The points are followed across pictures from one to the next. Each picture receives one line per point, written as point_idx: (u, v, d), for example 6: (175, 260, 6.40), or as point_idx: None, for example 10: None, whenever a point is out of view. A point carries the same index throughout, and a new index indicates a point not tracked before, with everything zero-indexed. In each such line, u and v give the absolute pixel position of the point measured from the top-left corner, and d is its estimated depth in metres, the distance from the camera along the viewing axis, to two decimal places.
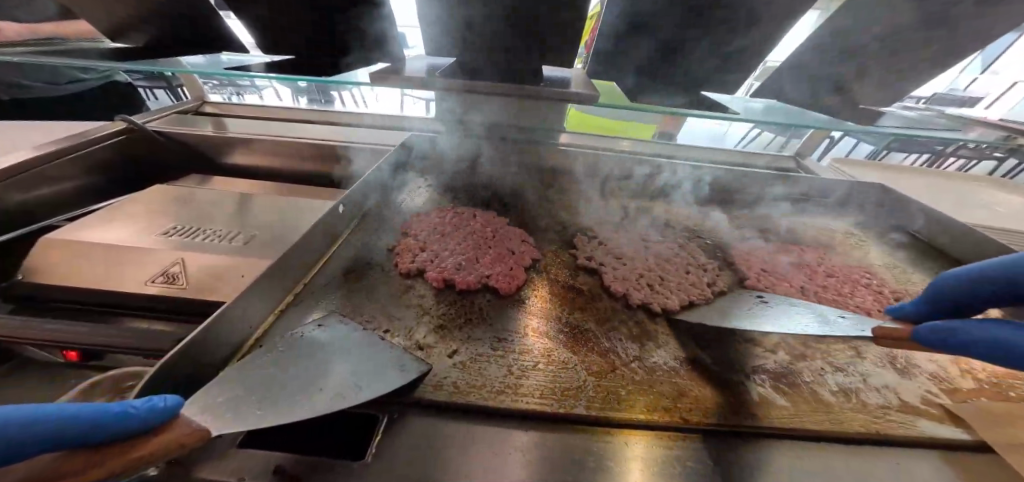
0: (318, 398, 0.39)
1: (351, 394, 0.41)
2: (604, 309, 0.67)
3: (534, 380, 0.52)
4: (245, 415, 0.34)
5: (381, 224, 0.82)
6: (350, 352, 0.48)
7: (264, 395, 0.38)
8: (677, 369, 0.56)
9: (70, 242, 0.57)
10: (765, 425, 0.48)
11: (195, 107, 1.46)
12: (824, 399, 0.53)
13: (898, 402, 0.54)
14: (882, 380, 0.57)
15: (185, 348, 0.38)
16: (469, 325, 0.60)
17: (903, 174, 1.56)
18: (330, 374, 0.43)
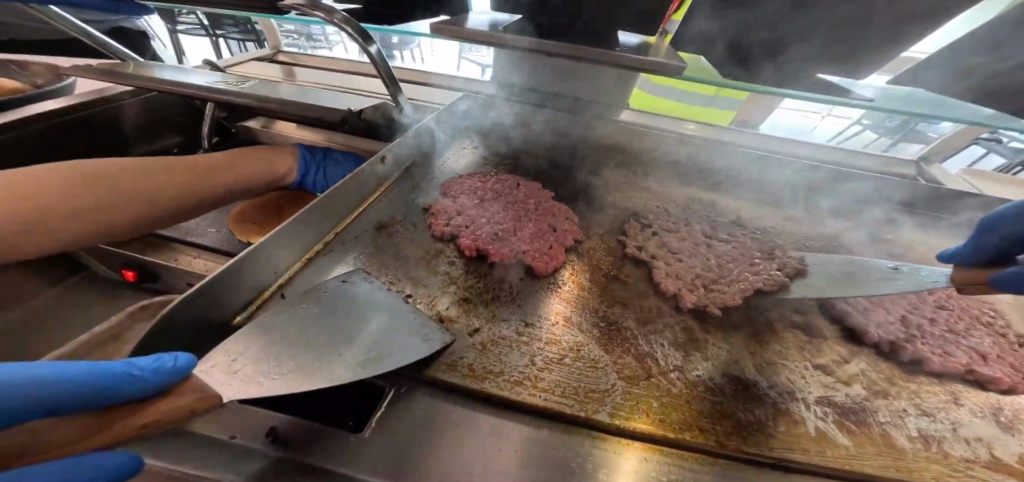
0: (332, 364, 0.38)
1: (368, 365, 0.39)
2: (648, 308, 0.60)
3: (557, 375, 0.48)
4: (255, 377, 0.34)
5: (421, 182, 0.79)
6: (369, 316, 0.46)
7: (278, 353, 0.37)
8: (722, 388, 0.49)
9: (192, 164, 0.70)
10: (823, 470, 0.40)
11: (270, 56, 1.56)
12: (897, 445, 0.43)
13: (993, 463, 0.42)
14: (976, 432, 0.45)
15: (200, 290, 0.39)
16: (495, 300, 0.57)
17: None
18: (346, 338, 0.42)
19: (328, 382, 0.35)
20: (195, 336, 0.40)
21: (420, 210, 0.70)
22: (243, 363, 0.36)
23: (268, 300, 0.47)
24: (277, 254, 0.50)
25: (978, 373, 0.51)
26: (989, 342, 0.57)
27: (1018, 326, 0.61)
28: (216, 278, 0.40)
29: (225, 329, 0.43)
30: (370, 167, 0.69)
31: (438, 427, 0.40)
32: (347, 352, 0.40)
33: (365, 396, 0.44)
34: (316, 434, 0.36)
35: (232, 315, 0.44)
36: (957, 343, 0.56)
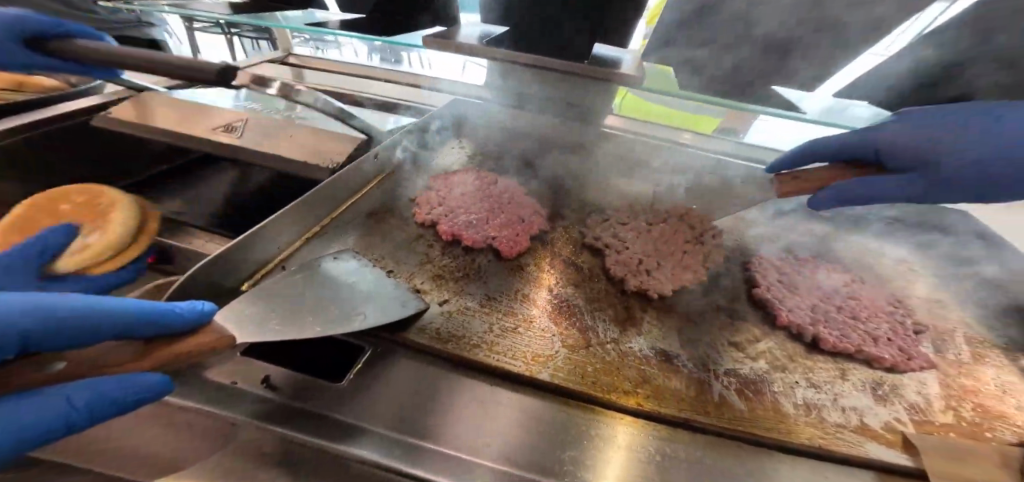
0: (321, 322, 0.48)
1: (350, 324, 0.49)
2: (598, 291, 0.70)
3: (510, 342, 0.58)
4: (263, 327, 0.44)
5: (410, 177, 0.89)
6: (355, 289, 0.56)
7: (281, 312, 0.47)
8: (648, 358, 0.59)
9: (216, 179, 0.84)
10: (717, 426, 0.49)
11: (283, 58, 1.69)
12: (782, 409, 0.52)
13: (856, 424, 0.50)
14: (851, 402, 0.53)
15: (220, 258, 0.49)
16: (465, 279, 0.66)
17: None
18: (334, 304, 0.52)
19: (318, 334, 0.45)
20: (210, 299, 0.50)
21: (407, 200, 0.80)
22: (252, 320, 0.45)
23: (269, 272, 0.57)
24: (279, 233, 0.60)
25: (866, 353, 0.60)
26: (887, 329, 0.65)
27: (918, 318, 0.69)
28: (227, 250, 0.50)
29: (232, 293, 0.52)
30: (364, 164, 0.79)
31: (403, 381, 0.49)
32: (337, 317, 0.49)
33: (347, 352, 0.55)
34: (302, 384, 0.46)
35: (239, 282, 0.53)
36: (858, 330, 0.64)
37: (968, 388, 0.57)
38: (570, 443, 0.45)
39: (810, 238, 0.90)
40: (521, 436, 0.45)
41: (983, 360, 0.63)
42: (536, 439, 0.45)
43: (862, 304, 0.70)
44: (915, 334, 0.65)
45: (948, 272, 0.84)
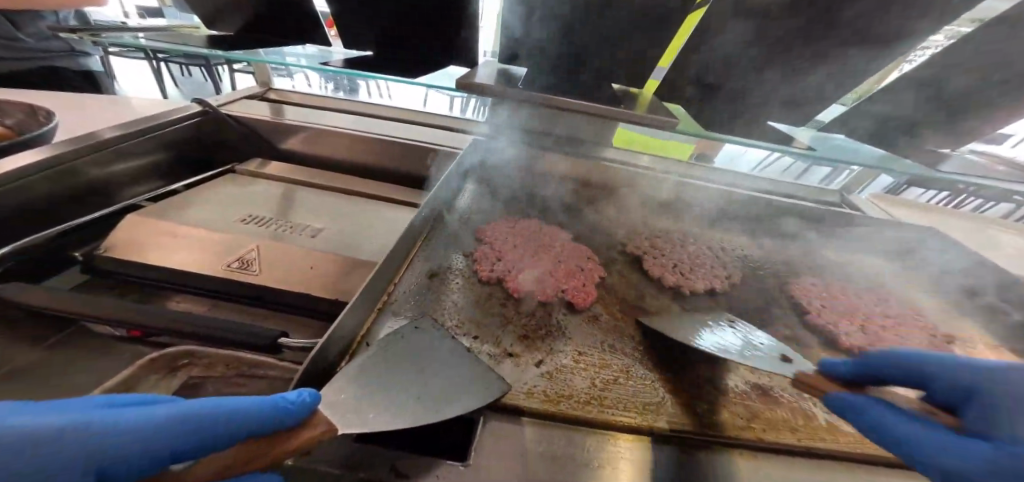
0: (417, 406, 0.43)
1: (446, 406, 0.44)
2: (674, 331, 0.70)
3: (617, 393, 0.56)
4: (367, 416, 0.41)
5: (454, 230, 0.86)
6: (449, 360, 0.51)
7: (408, 405, 0.43)
8: (748, 393, 0.60)
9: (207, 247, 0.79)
10: (839, 451, 0.52)
11: (260, 93, 1.55)
12: None
13: None
14: None
15: (321, 348, 0.44)
16: (550, 336, 0.63)
17: (933, 216, 1.59)
18: (429, 381, 0.47)
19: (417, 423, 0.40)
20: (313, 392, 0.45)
21: (462, 257, 0.77)
22: (354, 409, 0.42)
23: (355, 351, 0.52)
24: (357, 309, 0.53)
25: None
26: (923, 342, 0.74)
27: (937, 328, 0.80)
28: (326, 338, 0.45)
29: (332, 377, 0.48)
30: (414, 219, 0.74)
31: (532, 447, 0.46)
32: (460, 396, 0.46)
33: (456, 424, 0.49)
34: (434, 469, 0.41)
35: (334, 363, 0.48)
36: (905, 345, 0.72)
37: None
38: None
39: (819, 260, 1.01)
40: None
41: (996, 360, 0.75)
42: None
43: (894, 321, 0.79)
44: (941, 342, 0.75)
45: (931, 282, 0.99)
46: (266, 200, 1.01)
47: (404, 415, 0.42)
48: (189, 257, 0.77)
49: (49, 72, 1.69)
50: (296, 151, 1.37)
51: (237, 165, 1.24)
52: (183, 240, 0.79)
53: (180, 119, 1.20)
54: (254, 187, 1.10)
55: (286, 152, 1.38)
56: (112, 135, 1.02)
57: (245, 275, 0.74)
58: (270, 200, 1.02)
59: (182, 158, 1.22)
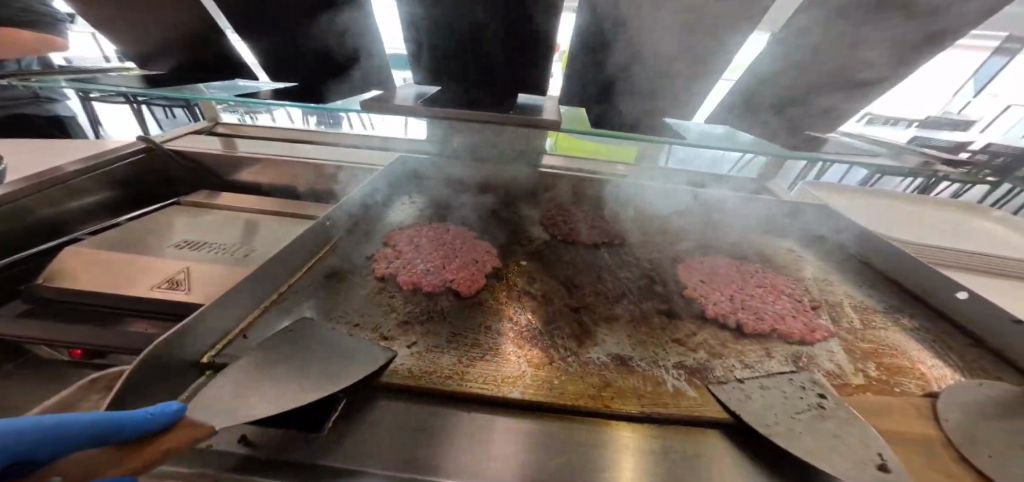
0: (288, 383, 0.46)
1: (317, 383, 0.47)
2: (554, 312, 0.75)
3: (480, 369, 0.61)
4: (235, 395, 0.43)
5: (365, 236, 0.92)
6: (326, 345, 0.55)
7: (267, 377, 0.47)
8: (608, 364, 0.65)
9: (135, 267, 0.81)
10: (676, 415, 0.56)
11: (208, 128, 1.64)
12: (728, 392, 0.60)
13: None
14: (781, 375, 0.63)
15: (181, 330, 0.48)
16: (430, 321, 0.69)
17: (865, 199, 1.60)
18: (301, 363, 0.50)
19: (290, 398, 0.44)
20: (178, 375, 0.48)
21: (364, 258, 0.83)
22: (222, 387, 0.44)
23: (229, 342, 0.57)
24: (235, 306, 0.59)
25: (780, 330, 0.71)
26: (789, 306, 0.77)
27: (813, 295, 0.83)
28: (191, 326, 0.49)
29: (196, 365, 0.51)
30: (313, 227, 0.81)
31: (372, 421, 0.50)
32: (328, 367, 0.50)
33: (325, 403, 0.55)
34: (283, 440, 0.45)
35: (201, 354, 0.53)
36: (768, 315, 0.74)
37: (862, 348, 0.69)
38: (539, 444, 0.49)
39: (719, 241, 1.05)
40: (510, 448, 0.47)
41: (869, 320, 0.77)
42: (504, 446, 0.48)
43: (769, 290, 0.82)
44: (807, 307, 0.78)
45: (830, 256, 1.02)
46: (198, 225, 1.08)
47: (258, 382, 0.46)
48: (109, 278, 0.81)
49: (16, 119, 1.80)
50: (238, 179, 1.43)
51: (185, 197, 1.31)
52: (116, 262, 0.81)
53: (126, 155, 1.28)
54: (187, 214, 1.16)
55: (234, 183, 1.46)
56: (59, 173, 1.09)
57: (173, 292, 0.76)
58: (202, 225, 1.08)
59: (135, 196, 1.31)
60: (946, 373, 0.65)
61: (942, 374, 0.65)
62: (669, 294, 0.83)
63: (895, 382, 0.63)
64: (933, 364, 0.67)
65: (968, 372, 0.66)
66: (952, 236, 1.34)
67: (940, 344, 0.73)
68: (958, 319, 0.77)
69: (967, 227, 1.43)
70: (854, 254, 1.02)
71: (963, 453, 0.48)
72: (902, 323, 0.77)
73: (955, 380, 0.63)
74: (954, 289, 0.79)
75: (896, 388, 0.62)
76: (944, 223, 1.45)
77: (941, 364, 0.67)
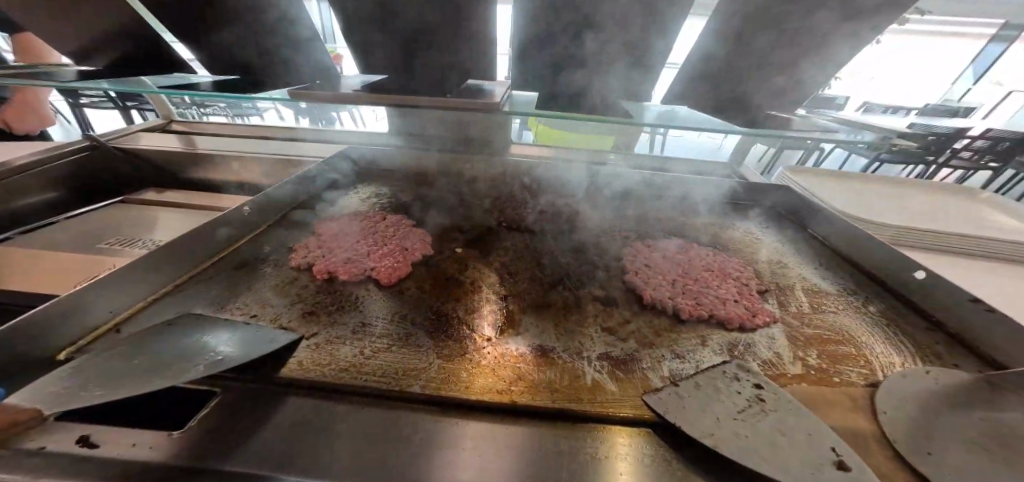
0: (152, 374, 0.42)
1: (192, 369, 0.44)
2: (478, 301, 0.70)
3: (381, 361, 0.56)
4: (83, 393, 0.39)
5: (293, 227, 0.88)
6: (210, 337, 0.52)
7: (107, 369, 0.43)
8: (525, 355, 0.60)
9: (66, 262, 0.79)
10: (587, 410, 0.50)
11: (162, 126, 1.60)
12: (650, 383, 0.54)
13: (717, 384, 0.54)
14: (711, 364, 0.57)
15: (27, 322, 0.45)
16: (339, 311, 0.65)
17: (844, 182, 1.52)
18: (174, 355, 0.47)
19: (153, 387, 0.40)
20: (24, 373, 0.45)
21: (285, 250, 0.79)
22: (69, 386, 0.40)
23: (99, 336, 0.53)
24: (109, 296, 0.56)
25: (717, 315, 0.65)
26: (732, 290, 0.72)
27: (762, 279, 0.77)
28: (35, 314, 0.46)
29: (48, 363, 0.48)
30: (228, 216, 0.77)
31: (235, 417, 0.44)
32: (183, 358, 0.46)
33: (203, 396, 0.50)
34: (131, 437, 0.40)
35: (56, 350, 0.49)
36: (707, 299, 0.69)
37: (805, 334, 0.63)
38: (412, 446, 0.42)
39: (675, 226, 1.00)
40: (382, 449, 0.42)
41: (819, 304, 0.71)
42: (374, 448, 0.42)
43: (714, 274, 0.77)
44: (752, 292, 0.72)
45: (791, 239, 0.97)
46: (131, 223, 1.03)
47: (94, 375, 0.42)
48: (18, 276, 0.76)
49: None
50: (190, 175, 1.39)
51: (130, 196, 1.26)
52: (43, 260, 0.79)
53: (66, 152, 1.21)
54: (125, 212, 1.11)
55: (186, 181, 1.40)
56: None
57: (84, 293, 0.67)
58: (135, 223, 1.03)
59: (78, 196, 1.25)
60: (895, 360, 0.59)
61: (893, 360, 0.59)
62: (608, 281, 0.77)
63: (836, 371, 0.56)
64: (881, 351, 0.61)
65: (920, 356, 0.60)
66: (935, 216, 1.27)
67: (896, 326, 0.67)
68: (918, 300, 0.72)
69: (954, 207, 1.34)
70: (817, 236, 0.96)
71: (895, 449, 0.42)
72: (857, 306, 0.71)
73: (903, 366, 0.57)
74: (913, 268, 0.73)
75: (836, 377, 0.55)
76: (930, 203, 1.37)
77: (892, 350, 0.61)
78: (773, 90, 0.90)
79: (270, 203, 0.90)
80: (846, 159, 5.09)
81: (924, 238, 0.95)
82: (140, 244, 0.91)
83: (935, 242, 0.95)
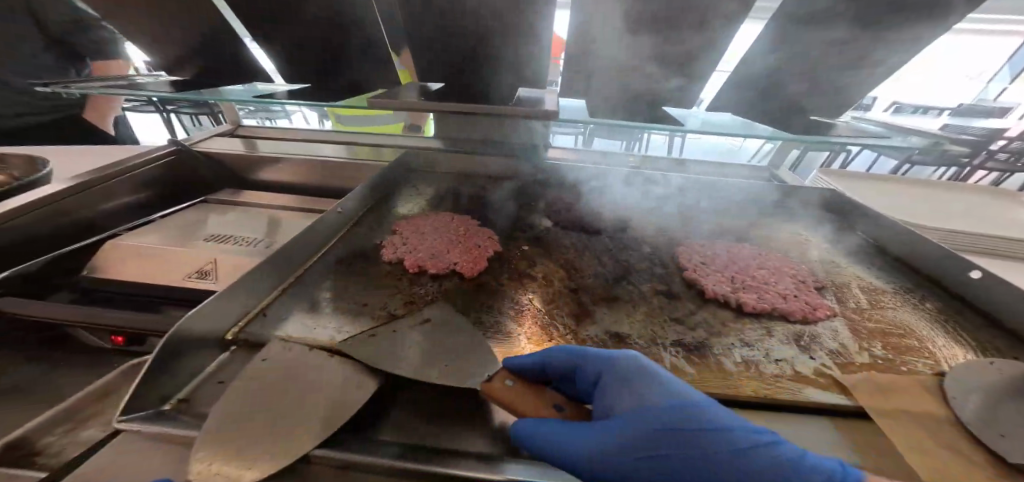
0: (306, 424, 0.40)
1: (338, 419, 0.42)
2: (552, 292, 0.77)
3: (481, 345, 0.63)
4: (251, 442, 0.38)
5: (373, 226, 0.98)
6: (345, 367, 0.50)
7: (265, 408, 0.42)
8: (604, 341, 0.66)
9: (188, 257, 0.98)
10: None
11: (231, 130, 1.71)
12: (725, 367, 0.59)
13: (792, 373, 0.58)
14: (782, 353, 0.62)
15: (205, 308, 0.55)
16: (434, 301, 0.73)
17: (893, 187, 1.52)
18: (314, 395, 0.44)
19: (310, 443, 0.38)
20: (203, 348, 0.55)
21: (374, 246, 0.89)
22: (233, 428, 0.39)
23: (251, 319, 0.64)
24: (254, 284, 0.65)
25: (780, 309, 0.70)
26: (793, 287, 0.77)
27: (819, 276, 0.82)
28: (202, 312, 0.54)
29: (221, 342, 0.59)
30: (327, 215, 0.87)
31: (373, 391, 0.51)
32: (326, 395, 0.45)
33: None
34: None
35: (225, 330, 0.60)
36: (770, 294, 0.74)
37: (868, 329, 0.68)
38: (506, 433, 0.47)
39: (723, 228, 1.05)
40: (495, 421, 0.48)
41: (878, 301, 0.75)
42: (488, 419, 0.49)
43: (770, 271, 0.82)
44: (811, 289, 0.77)
45: (838, 240, 1.00)
46: (222, 222, 1.13)
47: (256, 412, 0.41)
48: (152, 273, 0.97)
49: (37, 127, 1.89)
50: (260, 178, 1.50)
51: (211, 196, 1.36)
52: (168, 259, 0.98)
53: (155, 157, 1.33)
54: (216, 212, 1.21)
55: (255, 182, 1.51)
56: (97, 175, 1.15)
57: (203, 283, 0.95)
58: (226, 221, 1.14)
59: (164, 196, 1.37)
60: (957, 354, 0.63)
61: (953, 352, 0.63)
62: (669, 279, 0.83)
63: (903, 363, 0.61)
64: (942, 345, 0.65)
65: (980, 350, 0.64)
66: (982, 221, 1.27)
67: (953, 323, 0.70)
68: (971, 299, 0.75)
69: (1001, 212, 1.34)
70: (867, 240, 0.99)
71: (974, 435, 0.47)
72: (913, 304, 0.75)
73: (966, 359, 0.61)
74: (968, 269, 0.76)
75: (902, 367, 0.60)
76: (975, 208, 1.37)
77: (952, 345, 0.65)
78: (824, 97, 0.94)
79: (354, 203, 0.99)
80: (873, 161, 4.97)
81: (974, 241, 0.98)
82: (238, 240, 1.01)
83: (986, 245, 0.97)
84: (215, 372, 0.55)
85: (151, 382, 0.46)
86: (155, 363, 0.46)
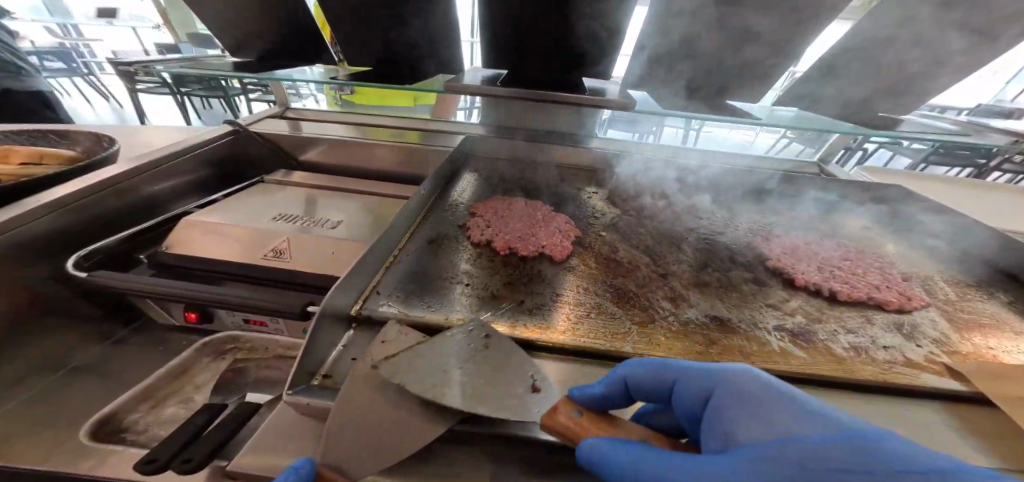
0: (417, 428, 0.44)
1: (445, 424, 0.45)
2: (642, 277, 0.79)
3: (589, 325, 0.65)
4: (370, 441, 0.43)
5: (449, 209, 0.99)
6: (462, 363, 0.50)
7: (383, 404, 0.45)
8: (707, 324, 0.68)
9: (255, 234, 0.95)
10: (793, 370, 0.57)
11: (279, 112, 1.71)
12: (836, 352, 0.61)
13: (903, 359, 0.60)
14: (887, 341, 0.64)
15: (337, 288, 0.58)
16: (530, 283, 0.75)
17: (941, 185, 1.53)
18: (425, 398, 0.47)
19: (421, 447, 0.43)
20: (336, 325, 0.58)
21: (459, 228, 0.91)
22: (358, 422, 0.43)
23: (367, 297, 0.67)
24: (366, 264, 0.68)
25: (876, 298, 0.72)
26: (881, 278, 0.78)
27: (901, 269, 0.84)
28: (336, 292, 0.58)
29: (347, 317, 0.62)
30: (414, 198, 0.89)
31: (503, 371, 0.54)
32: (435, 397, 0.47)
33: None
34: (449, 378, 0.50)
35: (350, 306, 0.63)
36: (862, 285, 0.76)
37: (963, 320, 0.70)
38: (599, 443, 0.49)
39: (791, 219, 1.06)
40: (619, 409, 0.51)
41: (966, 295, 0.77)
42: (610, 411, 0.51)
43: (855, 263, 0.83)
44: (898, 280, 0.78)
45: (906, 235, 1.02)
46: (290, 203, 1.15)
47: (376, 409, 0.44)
48: (216, 250, 0.93)
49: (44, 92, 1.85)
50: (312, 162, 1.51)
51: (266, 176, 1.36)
52: (235, 236, 0.95)
53: (216, 138, 1.32)
54: (279, 194, 1.22)
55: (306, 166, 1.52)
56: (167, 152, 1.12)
57: (279, 261, 0.90)
58: (294, 203, 1.15)
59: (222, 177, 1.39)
60: None
61: None
62: (754, 268, 0.84)
63: (1008, 352, 0.63)
64: None
65: None
66: None
67: None
68: None
69: None
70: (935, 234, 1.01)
71: None
72: (995, 298, 0.77)
73: None
74: None
75: (1006, 357, 0.62)
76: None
77: None
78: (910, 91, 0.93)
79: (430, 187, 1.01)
80: (889, 158, 4.94)
81: None
82: (313, 221, 1.03)
83: None
84: (344, 350, 0.58)
85: (305, 356, 0.50)
86: (309, 340, 0.51)
